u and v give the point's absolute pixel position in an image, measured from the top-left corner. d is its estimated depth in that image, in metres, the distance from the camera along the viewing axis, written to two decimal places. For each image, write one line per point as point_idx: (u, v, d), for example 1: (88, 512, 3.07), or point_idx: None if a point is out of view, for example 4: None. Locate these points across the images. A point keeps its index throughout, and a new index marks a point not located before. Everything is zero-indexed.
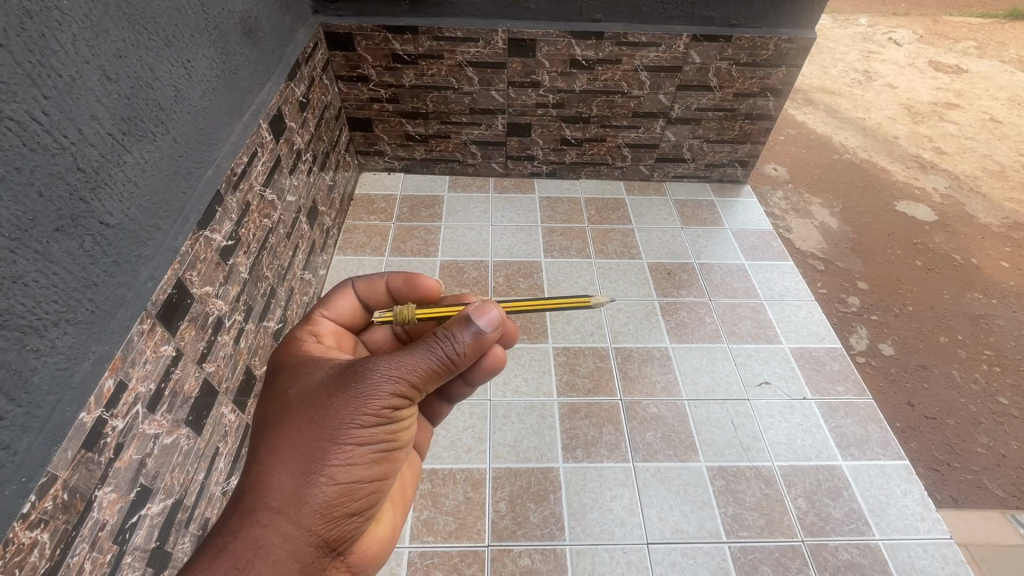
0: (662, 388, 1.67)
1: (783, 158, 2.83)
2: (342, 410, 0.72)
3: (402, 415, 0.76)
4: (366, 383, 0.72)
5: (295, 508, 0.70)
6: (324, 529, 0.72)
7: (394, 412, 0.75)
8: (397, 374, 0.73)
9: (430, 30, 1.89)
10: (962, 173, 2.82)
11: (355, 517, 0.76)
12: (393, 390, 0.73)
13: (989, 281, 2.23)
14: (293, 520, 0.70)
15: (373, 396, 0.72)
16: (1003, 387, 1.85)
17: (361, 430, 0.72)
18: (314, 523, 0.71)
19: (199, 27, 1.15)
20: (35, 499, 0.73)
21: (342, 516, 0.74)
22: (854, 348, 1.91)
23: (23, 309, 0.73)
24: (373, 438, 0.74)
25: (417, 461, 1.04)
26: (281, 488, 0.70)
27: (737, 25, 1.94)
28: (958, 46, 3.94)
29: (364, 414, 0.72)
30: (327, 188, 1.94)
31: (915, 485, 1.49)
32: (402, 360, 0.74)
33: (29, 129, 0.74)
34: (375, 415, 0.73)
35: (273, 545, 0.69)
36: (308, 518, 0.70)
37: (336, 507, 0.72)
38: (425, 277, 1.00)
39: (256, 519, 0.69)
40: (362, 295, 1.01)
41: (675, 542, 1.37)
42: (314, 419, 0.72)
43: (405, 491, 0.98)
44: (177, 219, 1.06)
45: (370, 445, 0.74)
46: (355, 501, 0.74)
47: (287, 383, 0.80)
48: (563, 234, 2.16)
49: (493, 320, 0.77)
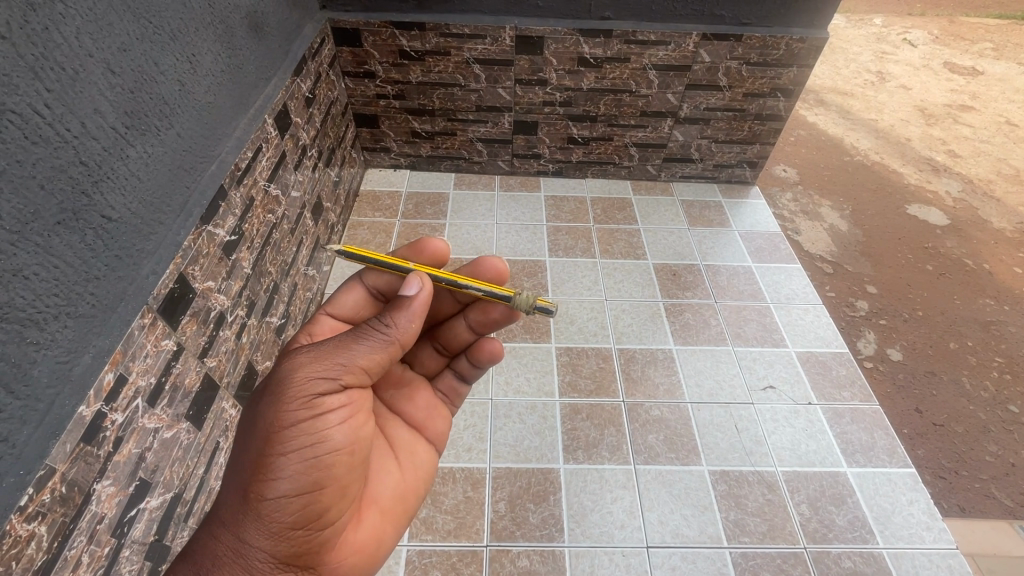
0: (665, 390, 1.66)
1: (793, 159, 2.80)
2: (264, 413, 0.72)
3: (332, 410, 0.76)
4: (287, 378, 0.74)
5: (241, 522, 0.70)
6: (265, 542, 0.71)
7: (323, 404, 0.75)
8: (314, 363, 0.75)
9: (437, 27, 1.88)
10: (976, 176, 2.78)
11: (299, 530, 0.73)
12: (314, 381, 0.74)
13: (1001, 288, 2.19)
14: (236, 531, 0.70)
15: (290, 391, 0.73)
16: (1014, 396, 1.82)
17: (285, 432, 0.72)
18: (256, 538, 0.70)
19: (205, 21, 1.14)
20: (32, 492, 0.74)
21: (282, 528, 0.72)
22: (862, 352, 1.89)
23: (24, 302, 0.73)
24: (300, 440, 0.72)
25: (426, 458, 1.03)
26: (228, 500, 0.71)
27: (748, 24, 1.90)
28: (975, 48, 3.88)
29: (283, 413, 0.72)
30: (332, 184, 1.94)
31: (921, 493, 1.47)
32: (320, 350, 0.76)
33: (31, 122, 0.74)
34: (297, 411, 0.72)
35: (226, 559, 0.70)
36: (248, 533, 0.70)
37: (271, 518, 0.71)
38: (433, 240, 1.00)
39: (212, 530, 0.71)
40: (370, 284, 1.03)
41: (676, 546, 1.36)
42: (247, 430, 0.74)
43: (399, 508, 0.95)
44: (180, 214, 1.06)
45: (298, 449, 0.72)
46: (293, 514, 0.72)
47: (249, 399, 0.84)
48: (568, 234, 2.15)
49: (416, 285, 0.83)
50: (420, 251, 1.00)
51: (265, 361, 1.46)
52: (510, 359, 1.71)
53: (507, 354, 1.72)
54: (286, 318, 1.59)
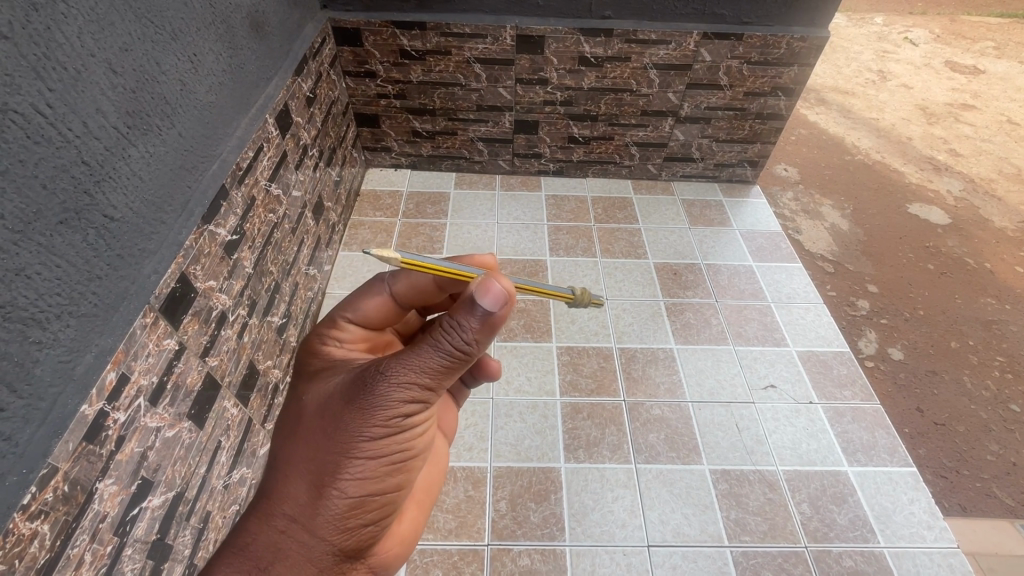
0: (665, 390, 1.66)
1: (793, 158, 2.80)
2: (351, 424, 0.71)
3: (414, 422, 0.74)
4: (375, 392, 0.70)
5: (313, 519, 0.72)
6: (339, 538, 0.73)
7: (408, 418, 0.73)
8: (407, 381, 0.71)
9: (438, 26, 1.89)
10: (977, 175, 2.77)
11: (370, 525, 0.76)
12: (403, 397, 0.71)
13: (1003, 287, 2.19)
14: (307, 528, 0.72)
15: (382, 407, 0.71)
16: (1015, 395, 1.81)
17: (371, 442, 0.72)
18: (330, 534, 0.72)
19: (206, 21, 1.14)
20: (36, 490, 0.74)
21: (357, 525, 0.75)
22: (863, 352, 1.88)
23: (27, 301, 0.73)
24: (384, 448, 0.73)
25: (444, 450, 1.06)
26: (293, 497, 0.73)
27: (749, 23, 1.90)
28: (976, 47, 3.87)
29: (372, 426, 0.71)
30: (333, 183, 1.94)
31: (922, 493, 1.47)
32: (410, 366, 0.70)
33: (33, 122, 0.74)
34: (384, 425, 0.71)
35: (292, 552, 0.72)
36: (323, 529, 0.72)
37: (349, 517, 0.73)
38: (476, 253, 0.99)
39: (273, 523, 0.73)
40: (397, 293, 1.00)
41: (676, 545, 1.36)
42: (327, 431, 0.72)
43: (431, 488, 1.00)
44: (182, 213, 1.06)
45: (380, 457, 0.73)
46: (368, 511, 0.75)
47: (309, 389, 0.80)
48: (569, 233, 2.15)
49: (496, 297, 0.70)
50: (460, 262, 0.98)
51: (266, 361, 1.46)
52: (511, 359, 1.71)
53: (508, 353, 1.72)
54: (287, 318, 1.60)
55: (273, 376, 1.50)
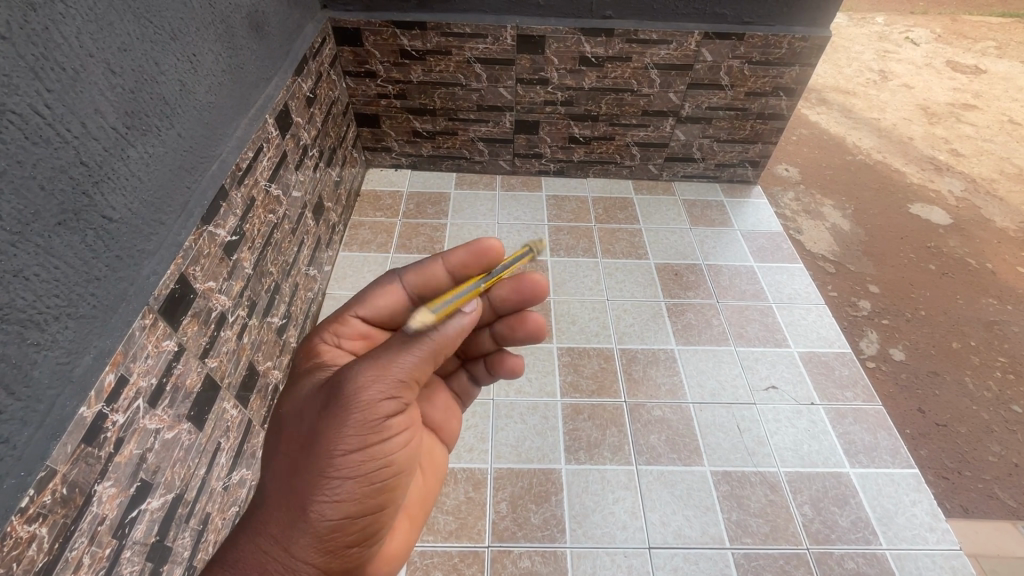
0: (666, 390, 1.65)
1: (795, 158, 2.79)
2: (327, 438, 0.70)
3: (391, 432, 0.74)
4: (349, 403, 0.70)
5: (292, 538, 0.70)
6: (318, 557, 0.72)
7: (383, 429, 0.73)
8: (378, 390, 0.71)
9: (439, 26, 1.88)
10: (978, 175, 2.77)
11: (352, 543, 0.75)
12: (377, 408, 0.71)
13: (1005, 288, 2.18)
14: (286, 549, 0.70)
15: (355, 419, 0.70)
16: (1017, 396, 1.81)
17: (348, 457, 0.71)
18: (309, 553, 0.71)
19: (206, 21, 1.14)
20: (33, 493, 0.74)
21: (337, 544, 0.73)
22: (865, 352, 1.88)
23: (25, 302, 0.73)
24: (363, 463, 0.72)
25: (439, 465, 1.03)
26: (278, 511, 0.71)
27: (750, 23, 1.90)
28: (977, 46, 3.86)
29: (347, 440, 0.70)
30: (333, 184, 1.93)
31: (924, 495, 1.46)
32: (379, 372, 0.71)
33: (31, 123, 0.74)
34: (360, 437, 0.71)
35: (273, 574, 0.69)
36: (302, 548, 0.70)
37: (328, 535, 0.72)
38: (489, 242, 0.99)
39: (256, 540, 0.71)
40: (409, 286, 1.01)
41: (677, 547, 1.35)
42: (304, 446, 0.72)
43: (422, 505, 0.98)
44: (181, 214, 1.06)
45: (359, 472, 0.72)
46: (349, 530, 0.74)
47: (292, 402, 0.80)
48: (569, 233, 2.14)
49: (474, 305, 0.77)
50: (475, 248, 0.98)
51: (266, 361, 1.46)
52: None
53: None
54: (287, 319, 1.59)
55: (273, 377, 1.50)
